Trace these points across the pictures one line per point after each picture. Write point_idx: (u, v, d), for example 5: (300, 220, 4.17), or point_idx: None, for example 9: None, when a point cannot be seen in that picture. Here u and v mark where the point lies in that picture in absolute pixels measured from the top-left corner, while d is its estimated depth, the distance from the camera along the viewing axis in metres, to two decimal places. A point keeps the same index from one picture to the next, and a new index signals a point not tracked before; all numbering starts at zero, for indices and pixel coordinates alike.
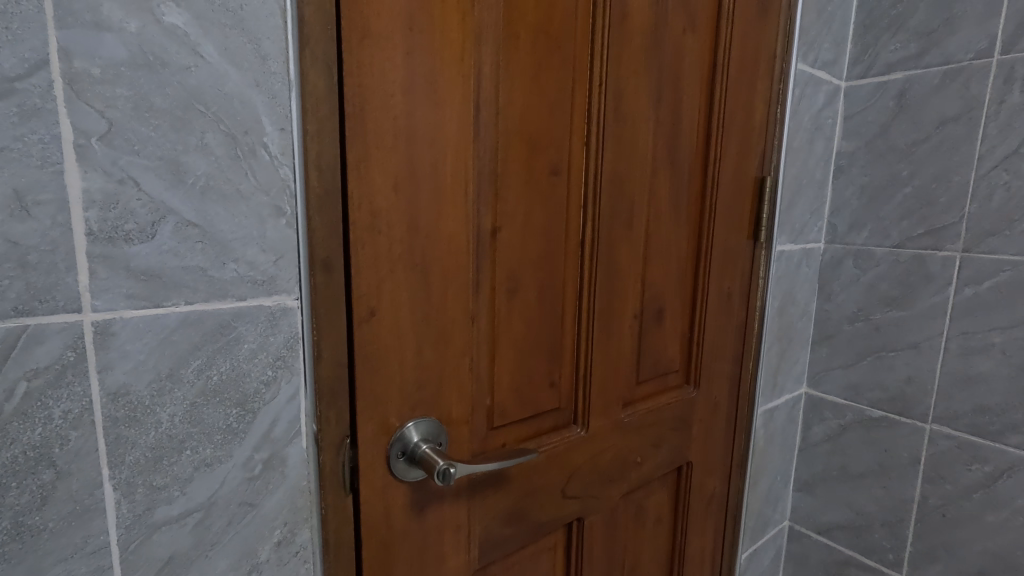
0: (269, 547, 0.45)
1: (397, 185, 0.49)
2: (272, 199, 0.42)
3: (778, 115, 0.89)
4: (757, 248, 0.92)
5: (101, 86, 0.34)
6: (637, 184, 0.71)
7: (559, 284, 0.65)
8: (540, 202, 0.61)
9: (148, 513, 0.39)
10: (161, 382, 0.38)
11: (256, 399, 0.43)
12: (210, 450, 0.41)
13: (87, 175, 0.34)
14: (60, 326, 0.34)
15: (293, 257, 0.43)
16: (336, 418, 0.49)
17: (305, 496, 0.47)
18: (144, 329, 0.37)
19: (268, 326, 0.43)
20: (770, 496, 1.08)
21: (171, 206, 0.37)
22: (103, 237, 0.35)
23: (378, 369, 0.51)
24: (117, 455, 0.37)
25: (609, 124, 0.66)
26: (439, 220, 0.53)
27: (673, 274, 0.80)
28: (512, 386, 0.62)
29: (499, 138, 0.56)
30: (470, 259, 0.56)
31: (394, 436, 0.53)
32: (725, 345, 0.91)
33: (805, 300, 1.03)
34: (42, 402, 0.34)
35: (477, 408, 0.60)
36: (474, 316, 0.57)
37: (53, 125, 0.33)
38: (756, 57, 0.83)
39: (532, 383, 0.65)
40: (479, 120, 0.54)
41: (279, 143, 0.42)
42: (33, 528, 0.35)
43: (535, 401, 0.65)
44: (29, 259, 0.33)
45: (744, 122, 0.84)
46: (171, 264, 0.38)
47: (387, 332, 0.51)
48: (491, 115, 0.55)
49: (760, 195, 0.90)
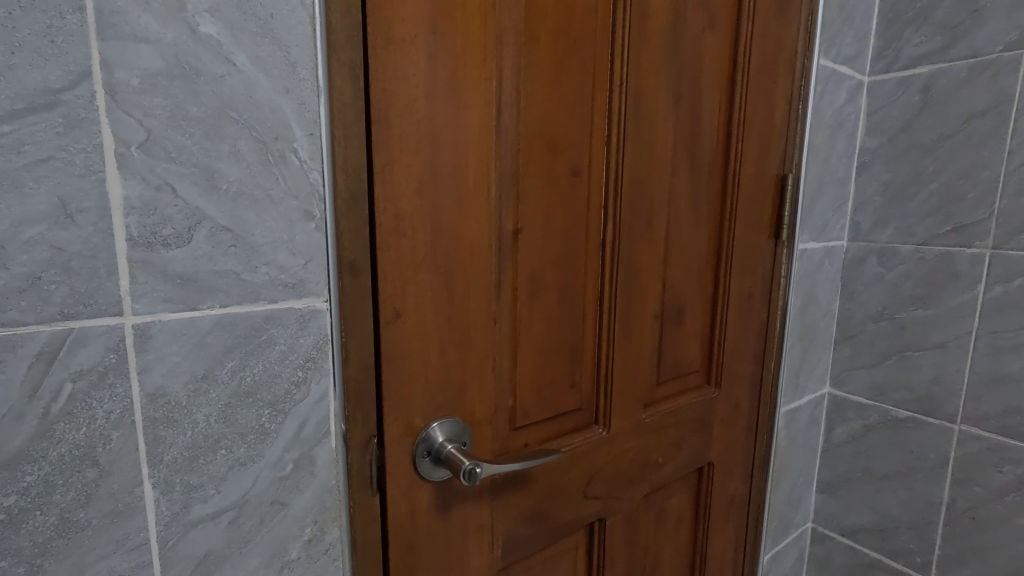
0: (300, 545, 0.46)
1: (422, 188, 0.50)
2: (301, 203, 0.42)
3: (799, 112, 0.88)
4: (779, 246, 0.91)
5: (139, 96, 0.35)
6: (658, 184, 0.71)
7: (580, 285, 0.65)
8: (561, 203, 0.61)
9: (185, 511, 0.40)
10: (196, 383, 0.39)
11: (287, 400, 0.44)
12: (243, 450, 0.42)
13: (127, 182, 0.35)
14: (102, 330, 0.35)
15: (321, 260, 0.44)
16: (363, 418, 0.50)
17: (333, 495, 0.48)
18: (180, 332, 0.38)
19: (298, 328, 0.44)
20: (792, 498, 1.07)
21: (205, 211, 0.38)
22: (142, 242, 0.36)
23: (404, 370, 0.51)
24: (156, 454, 0.38)
25: (630, 125, 0.66)
26: (462, 222, 0.53)
27: (694, 274, 0.80)
28: (534, 387, 0.63)
29: (520, 140, 0.56)
30: (493, 260, 0.56)
31: (420, 436, 0.54)
32: (747, 344, 0.90)
33: (827, 299, 1.02)
34: (86, 402, 0.35)
35: (499, 408, 0.60)
36: (496, 317, 0.57)
37: (96, 134, 0.34)
38: (777, 54, 0.82)
39: (554, 383, 0.65)
40: (501, 122, 0.55)
41: (307, 148, 0.42)
42: (77, 525, 0.36)
43: (556, 402, 0.66)
44: (73, 265, 0.34)
45: (765, 119, 0.83)
46: (206, 268, 0.39)
47: (412, 334, 0.51)
48: (513, 117, 0.56)
49: (781, 192, 0.89)
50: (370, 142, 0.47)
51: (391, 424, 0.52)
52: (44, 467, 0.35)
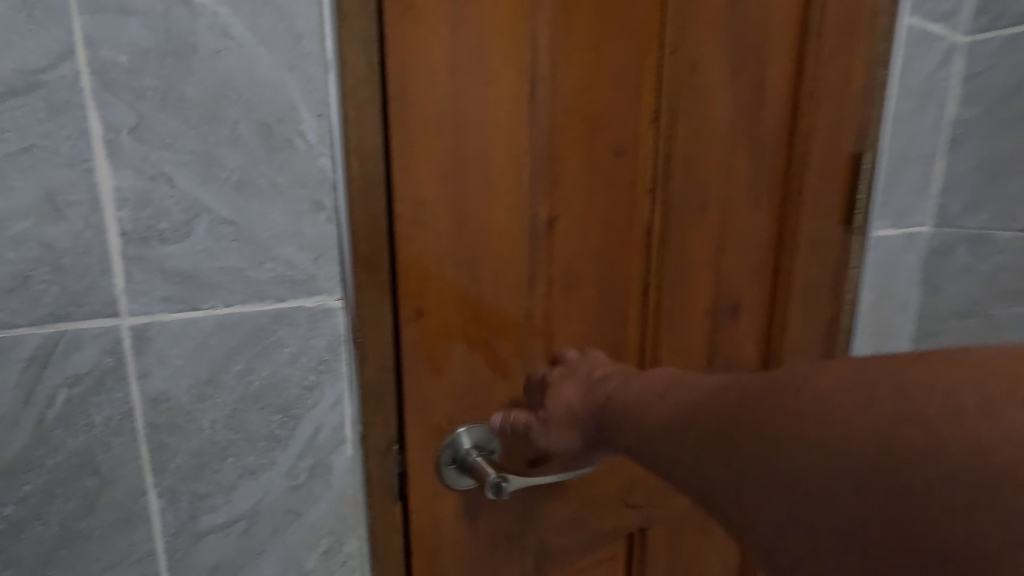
0: (316, 556, 0.44)
1: (448, 174, 0.45)
2: (310, 192, 0.39)
3: (881, 79, 0.77)
4: (852, 233, 0.81)
5: (129, 77, 0.32)
6: (710, 166, 0.63)
7: (623, 278, 0.59)
8: (601, 188, 0.55)
9: (193, 520, 0.38)
10: (200, 388, 0.37)
11: (299, 405, 0.41)
12: (253, 458, 0.40)
13: (118, 172, 0.33)
14: (96, 331, 0.33)
15: (334, 255, 0.40)
16: (383, 423, 0.46)
17: (351, 505, 0.45)
18: (181, 334, 0.36)
19: (309, 329, 0.40)
20: None
21: (205, 203, 0.35)
22: (137, 237, 0.34)
23: (429, 375, 0.47)
24: (160, 462, 0.36)
25: (682, 98, 0.58)
26: (490, 211, 0.48)
27: (752, 264, 0.72)
28: None
29: (555, 118, 0.50)
30: (524, 252, 0.51)
31: (444, 441, 0.49)
32: (810, 342, 0.81)
33: (905, 292, 0.90)
34: (83, 408, 0.34)
35: None
36: (528, 314, 0.52)
37: (82, 119, 0.31)
38: (857, 11, 0.71)
39: None
40: (533, 98, 0.49)
41: (316, 132, 0.38)
42: (80, 532, 0.35)
43: None
44: (63, 263, 0.32)
45: (840, 89, 0.73)
46: (207, 264, 0.36)
47: (436, 334, 0.47)
48: (547, 91, 0.49)
49: (857, 172, 0.79)
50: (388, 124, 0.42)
51: (415, 432, 0.48)
52: (43, 474, 0.33)
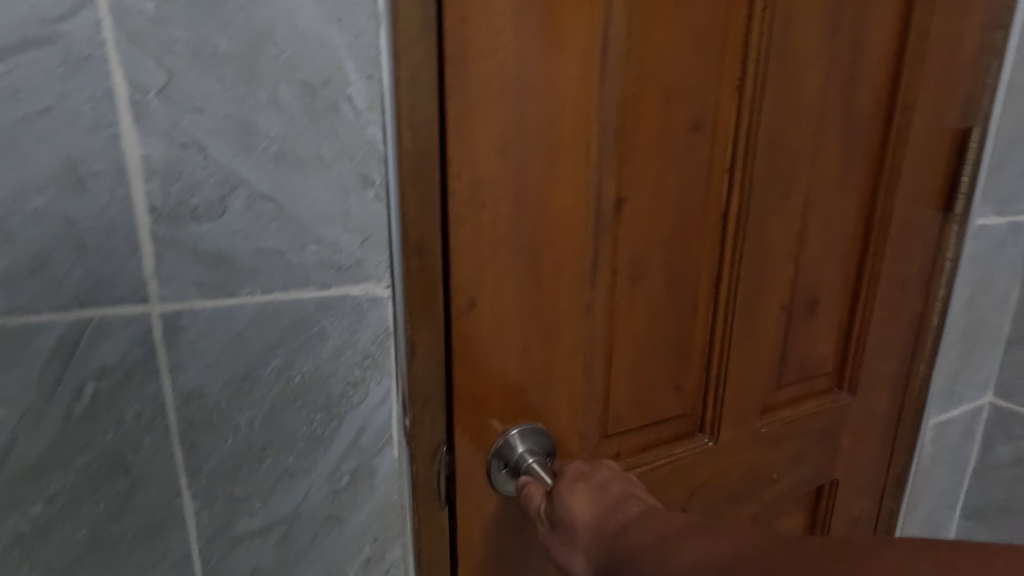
0: (358, 564, 0.41)
1: (508, 145, 0.39)
2: (357, 165, 0.34)
3: (998, 44, 0.67)
4: (949, 221, 0.72)
5: (157, 28, 0.28)
6: (797, 143, 0.55)
7: (694, 269, 0.53)
8: (677, 166, 0.48)
9: (229, 525, 0.35)
10: (237, 383, 0.33)
11: (342, 403, 0.37)
12: (292, 459, 0.36)
13: (146, 139, 0.29)
14: (125, 319, 0.30)
15: (383, 238, 0.36)
16: (430, 423, 0.41)
17: (396, 511, 0.41)
18: (215, 323, 0.32)
19: (354, 320, 0.36)
20: (931, 522, 0.90)
21: (241, 176, 0.31)
22: (167, 214, 0.30)
23: (481, 373, 0.42)
24: (193, 463, 0.33)
25: (771, 61, 0.50)
26: (554, 190, 0.42)
27: (834, 255, 0.64)
28: (631, 391, 0.52)
29: (630, 83, 0.43)
30: (590, 239, 0.44)
31: (495, 446, 0.45)
32: (893, 342, 0.73)
33: (1004, 289, 0.80)
34: (111, 404, 0.31)
35: (589, 415, 0.50)
36: (589, 308, 0.46)
37: (105, 77, 0.27)
38: None
39: (654, 386, 0.54)
40: (607, 60, 0.42)
41: (365, 95, 0.33)
42: (111, 537, 0.32)
43: (656, 408, 0.55)
44: (87, 243, 0.29)
45: (950, 55, 0.63)
46: (243, 246, 0.32)
47: (489, 330, 0.42)
48: (622, 52, 0.42)
49: (960, 151, 0.69)
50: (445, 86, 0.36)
51: (463, 436, 0.43)
52: (72, 474, 0.31)
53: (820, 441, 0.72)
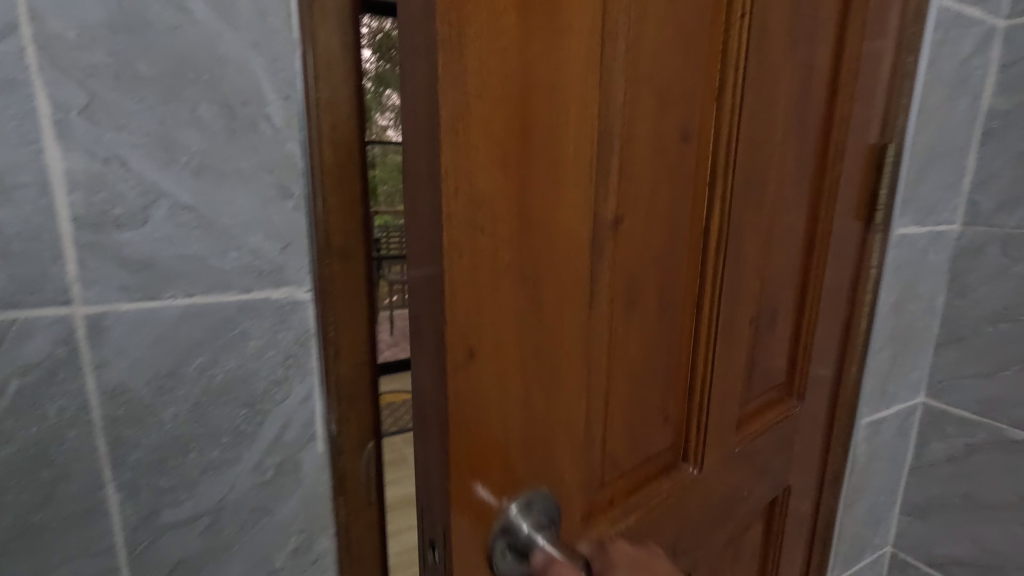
0: (286, 554, 0.43)
1: (509, 137, 0.29)
2: (277, 178, 0.37)
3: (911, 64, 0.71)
4: (870, 228, 0.75)
5: (79, 52, 0.30)
6: (782, 161, 0.54)
7: (687, 292, 0.46)
8: (671, 174, 0.41)
9: (154, 515, 0.37)
10: (161, 381, 0.36)
11: (266, 400, 0.39)
12: (217, 453, 0.38)
13: (69, 154, 0.31)
14: (50, 319, 0.32)
15: (303, 245, 0.39)
16: (357, 420, 0.44)
17: (323, 504, 0.43)
18: (140, 324, 0.35)
19: (277, 321, 0.39)
20: (871, 517, 0.93)
21: (163, 187, 0.34)
22: (90, 223, 0.32)
23: (484, 436, 0.32)
24: (118, 455, 0.35)
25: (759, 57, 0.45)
26: (553, 205, 0.32)
27: (791, 267, 0.63)
28: (628, 441, 0.44)
29: (628, 71, 0.35)
30: (588, 265, 0.35)
31: (502, 529, 0.34)
32: (827, 346, 0.76)
33: (930, 294, 0.85)
34: (36, 399, 0.33)
35: (591, 477, 0.41)
36: (587, 350, 0.37)
37: (30, 98, 0.30)
38: None
39: (650, 430, 0.46)
40: (605, 37, 0.33)
41: (283, 114, 0.36)
42: (36, 527, 0.34)
43: (651, 452, 0.48)
44: (12, 249, 0.31)
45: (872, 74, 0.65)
46: (165, 252, 0.34)
47: (480, 390, 0.31)
48: (619, 29, 0.33)
49: (878, 165, 0.72)
50: (406, 67, 0.27)
51: (462, 520, 0.32)
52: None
53: (782, 451, 0.73)
